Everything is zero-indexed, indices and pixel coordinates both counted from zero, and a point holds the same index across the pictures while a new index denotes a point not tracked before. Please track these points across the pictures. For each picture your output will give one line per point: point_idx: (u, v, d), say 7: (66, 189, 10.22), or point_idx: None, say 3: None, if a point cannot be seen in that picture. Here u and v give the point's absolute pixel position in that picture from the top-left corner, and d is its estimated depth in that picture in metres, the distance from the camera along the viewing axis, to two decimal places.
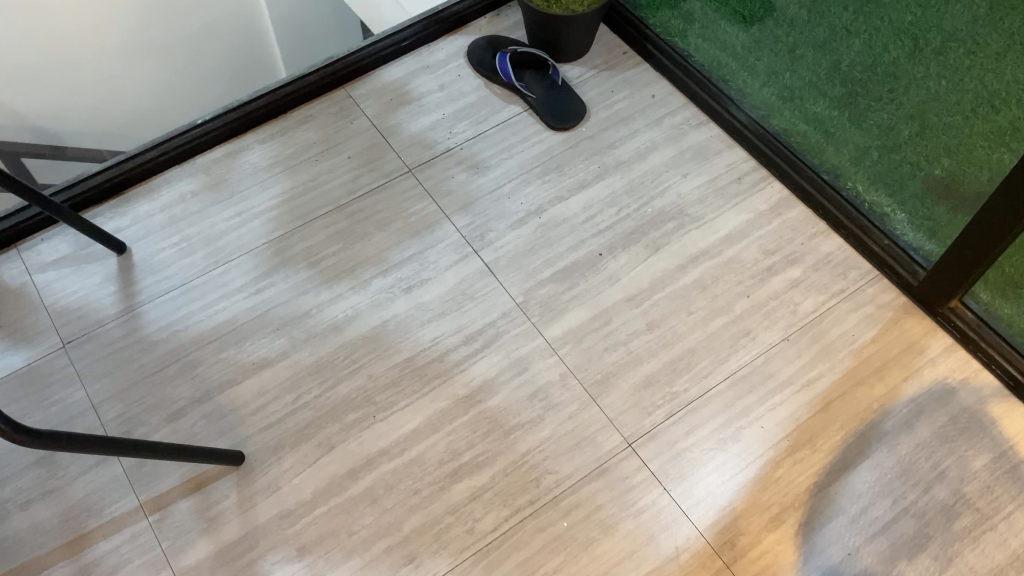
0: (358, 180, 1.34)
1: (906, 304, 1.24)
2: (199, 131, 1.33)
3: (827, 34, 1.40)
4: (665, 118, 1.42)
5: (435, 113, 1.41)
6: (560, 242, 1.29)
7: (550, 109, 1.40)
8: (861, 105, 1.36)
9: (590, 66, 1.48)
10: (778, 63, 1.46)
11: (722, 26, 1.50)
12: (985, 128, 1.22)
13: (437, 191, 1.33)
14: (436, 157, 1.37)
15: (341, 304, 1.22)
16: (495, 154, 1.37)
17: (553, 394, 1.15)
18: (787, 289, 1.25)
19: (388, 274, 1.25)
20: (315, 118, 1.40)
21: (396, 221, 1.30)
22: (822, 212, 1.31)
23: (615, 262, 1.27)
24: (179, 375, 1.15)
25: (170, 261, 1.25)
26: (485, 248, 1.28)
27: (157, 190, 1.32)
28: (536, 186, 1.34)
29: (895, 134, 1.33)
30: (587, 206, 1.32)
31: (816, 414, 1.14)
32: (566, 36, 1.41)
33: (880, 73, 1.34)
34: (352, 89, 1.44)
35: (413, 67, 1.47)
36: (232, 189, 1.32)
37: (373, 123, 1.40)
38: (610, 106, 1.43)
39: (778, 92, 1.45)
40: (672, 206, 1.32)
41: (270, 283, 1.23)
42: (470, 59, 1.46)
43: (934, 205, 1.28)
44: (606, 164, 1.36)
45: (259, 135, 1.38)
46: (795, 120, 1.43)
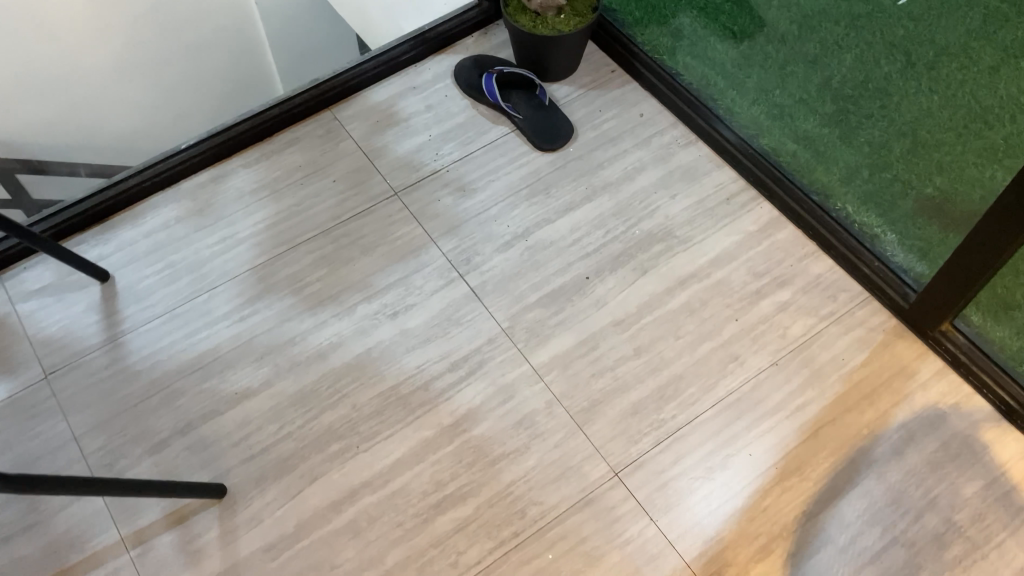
0: (343, 204, 1.33)
1: (897, 327, 1.22)
2: (183, 157, 1.32)
3: (817, 50, 1.50)
4: (654, 137, 1.40)
5: (422, 134, 1.40)
6: (548, 266, 1.27)
7: (537, 129, 1.39)
8: (852, 122, 1.42)
9: (578, 84, 1.47)
10: (769, 82, 1.48)
11: (712, 42, 1.52)
12: (977, 146, 1.36)
13: (423, 214, 1.32)
14: (422, 180, 1.35)
15: (326, 330, 1.21)
16: (482, 176, 1.36)
17: (539, 423, 1.13)
18: (776, 312, 1.23)
19: (373, 300, 1.23)
20: (300, 140, 1.39)
21: (382, 245, 1.29)
22: (811, 232, 1.29)
23: (603, 286, 1.25)
24: (162, 406, 1.14)
25: (153, 289, 1.24)
26: (472, 272, 1.27)
27: (142, 216, 1.30)
28: (524, 208, 1.33)
29: (886, 151, 1.38)
30: (574, 228, 1.31)
31: (804, 441, 1.13)
32: (553, 56, 1.39)
33: (869, 89, 1.45)
34: (337, 111, 1.43)
35: (401, 88, 1.45)
36: (217, 215, 1.31)
37: (359, 146, 1.39)
38: (598, 126, 1.41)
39: (768, 111, 1.44)
40: (660, 227, 1.31)
41: (253, 310, 1.22)
42: (458, 79, 1.45)
43: (925, 226, 1.29)
44: (593, 185, 1.35)
45: (244, 158, 1.37)
46: (784, 139, 1.41)
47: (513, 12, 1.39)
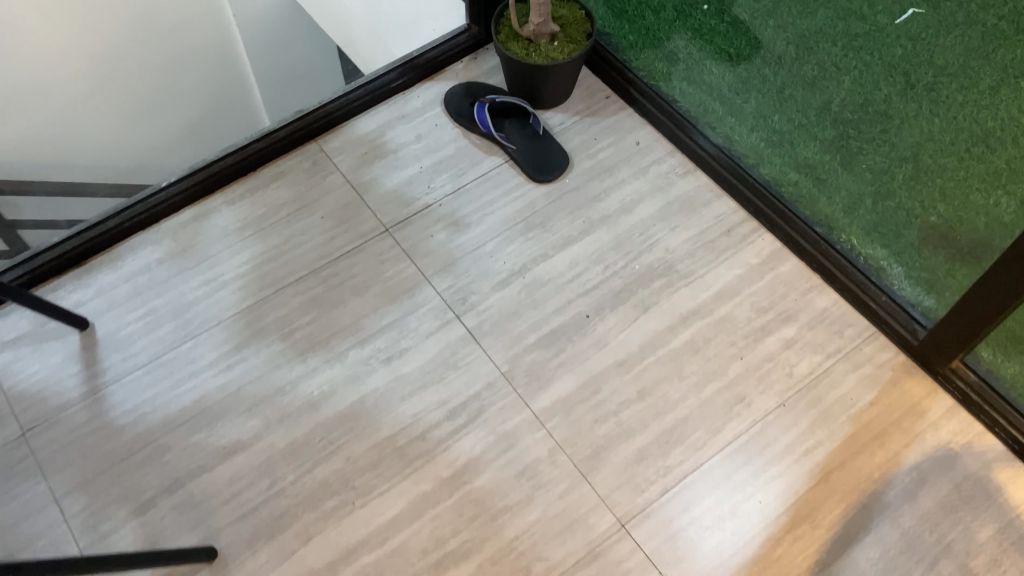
0: (332, 242, 1.28)
1: (905, 363, 1.19)
2: (163, 196, 1.27)
3: (816, 72, 1.43)
4: (651, 166, 1.36)
5: (412, 166, 1.36)
6: (546, 304, 1.23)
7: (531, 160, 1.35)
8: (853, 147, 1.37)
9: (572, 111, 1.42)
10: (767, 107, 1.45)
11: (709, 65, 1.49)
12: (980, 170, 1.25)
13: (416, 251, 1.28)
14: (414, 215, 1.31)
15: (317, 378, 1.16)
16: (475, 210, 1.32)
17: (541, 472, 1.09)
18: (782, 349, 1.20)
19: (366, 344, 1.19)
20: (286, 175, 1.34)
21: (374, 285, 1.24)
22: (815, 265, 1.26)
23: (603, 325, 1.21)
24: (147, 463, 1.09)
25: (134, 337, 1.18)
26: (468, 312, 1.22)
27: (121, 258, 1.25)
28: (520, 244, 1.29)
29: (888, 178, 1.34)
30: (572, 264, 1.27)
31: (815, 486, 1.10)
32: (546, 84, 1.35)
33: (870, 112, 1.37)
34: (324, 143, 1.37)
35: (389, 117, 1.40)
36: (200, 256, 1.25)
37: (347, 179, 1.34)
38: (593, 155, 1.37)
39: (766, 138, 1.43)
40: (660, 262, 1.27)
41: (240, 358, 1.17)
42: (448, 107, 1.40)
43: (930, 256, 1.27)
44: (591, 218, 1.31)
45: (227, 195, 1.32)
46: (785, 168, 1.41)
47: (504, 39, 1.34)
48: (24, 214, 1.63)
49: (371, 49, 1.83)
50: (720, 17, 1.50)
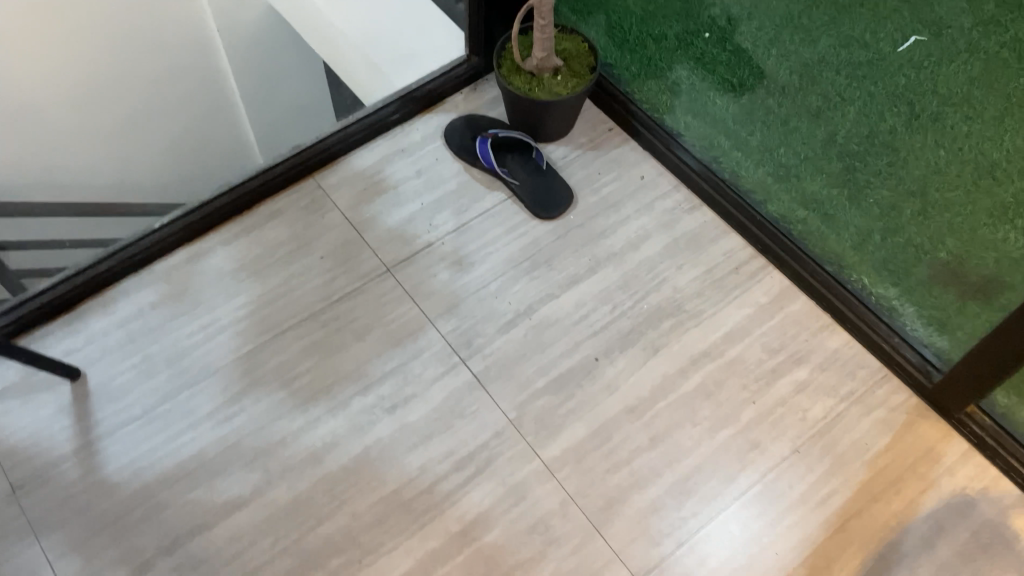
0: (332, 283, 1.24)
1: (919, 406, 1.17)
2: (156, 237, 1.23)
3: (821, 102, 1.45)
4: (656, 202, 1.34)
5: (413, 203, 1.32)
6: (554, 346, 1.20)
7: (535, 196, 1.32)
8: (859, 180, 1.37)
9: (575, 144, 1.40)
10: (774, 138, 1.42)
11: (712, 96, 1.46)
12: (987, 204, 1.31)
13: (418, 292, 1.24)
14: (416, 255, 1.28)
15: (319, 429, 1.12)
16: (479, 249, 1.29)
17: (553, 526, 1.07)
18: (794, 392, 1.17)
19: (370, 392, 1.15)
20: (283, 213, 1.30)
21: (376, 329, 1.21)
22: (826, 305, 1.24)
23: (612, 368, 1.18)
24: (144, 522, 1.05)
25: (128, 387, 1.14)
26: (474, 356, 1.19)
27: (113, 302, 1.21)
28: (525, 283, 1.26)
29: (896, 212, 1.34)
30: (579, 304, 1.24)
31: (831, 536, 1.08)
32: (549, 119, 1.32)
33: (876, 145, 1.40)
34: (321, 178, 1.34)
35: (388, 151, 1.37)
36: (196, 299, 1.21)
37: (346, 217, 1.30)
38: (598, 190, 1.35)
39: (772, 173, 1.40)
40: (668, 301, 1.25)
41: (239, 408, 1.14)
42: (449, 141, 1.37)
43: (941, 292, 1.26)
44: (597, 256, 1.28)
45: (222, 235, 1.27)
46: (793, 204, 1.37)
47: (506, 73, 1.31)
48: (18, 240, 1.59)
49: (373, 85, 1.83)
50: (723, 46, 1.50)
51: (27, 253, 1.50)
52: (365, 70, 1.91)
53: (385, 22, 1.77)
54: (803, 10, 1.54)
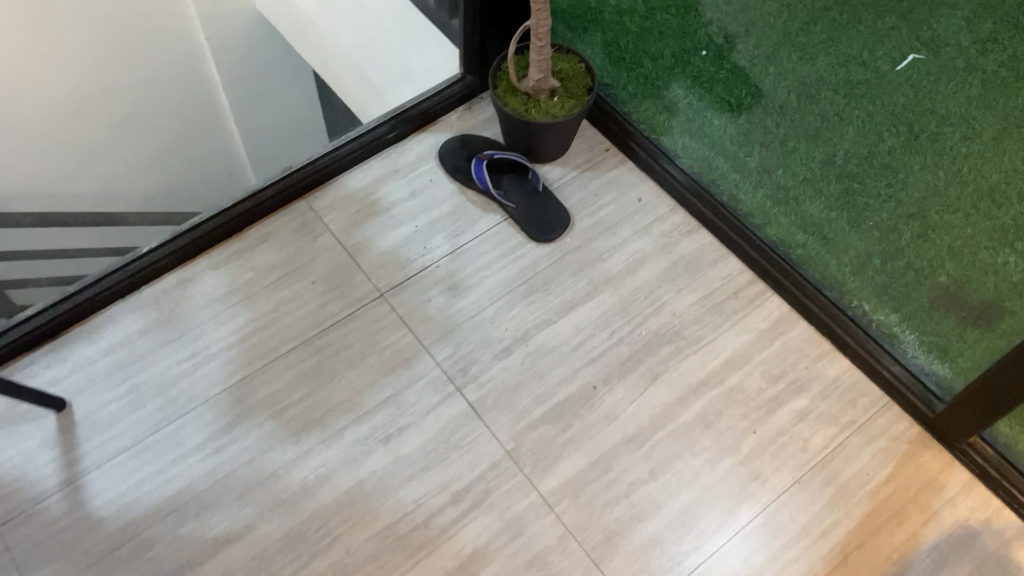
0: (324, 309, 1.21)
1: (921, 435, 1.16)
2: (144, 261, 1.20)
3: (819, 122, 1.43)
4: (654, 224, 1.32)
5: (407, 225, 1.30)
6: (551, 374, 1.18)
7: (531, 219, 1.30)
8: (859, 204, 1.35)
9: (572, 165, 1.37)
10: (772, 160, 1.39)
11: (709, 116, 1.43)
12: (986, 226, 1.34)
13: (413, 318, 1.21)
14: (411, 279, 1.25)
15: (312, 461, 1.10)
16: (474, 272, 1.26)
17: (552, 561, 1.04)
18: (796, 421, 1.16)
19: (364, 422, 1.13)
20: (273, 236, 1.27)
21: (369, 356, 1.18)
22: (826, 331, 1.22)
23: (611, 396, 1.16)
24: (132, 559, 1.02)
25: (116, 418, 1.11)
26: (470, 384, 1.16)
27: (100, 329, 1.18)
28: (521, 308, 1.23)
29: (896, 235, 1.32)
30: (577, 329, 1.22)
31: (833, 569, 1.06)
32: (546, 140, 1.30)
33: (875, 166, 1.39)
34: (313, 201, 1.31)
35: (381, 172, 1.34)
36: (185, 326, 1.19)
37: (338, 240, 1.27)
38: (595, 212, 1.32)
39: (771, 195, 1.35)
40: (667, 326, 1.23)
41: (230, 439, 1.11)
42: (444, 161, 1.34)
43: (941, 320, 1.24)
44: (594, 280, 1.26)
45: (212, 259, 1.25)
46: (793, 228, 1.32)
47: (502, 94, 1.29)
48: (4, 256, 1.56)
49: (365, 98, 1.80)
50: (719, 64, 1.49)
51: (16, 266, 1.48)
52: (357, 83, 1.89)
53: (374, 33, 1.74)
54: (800, 27, 1.55)
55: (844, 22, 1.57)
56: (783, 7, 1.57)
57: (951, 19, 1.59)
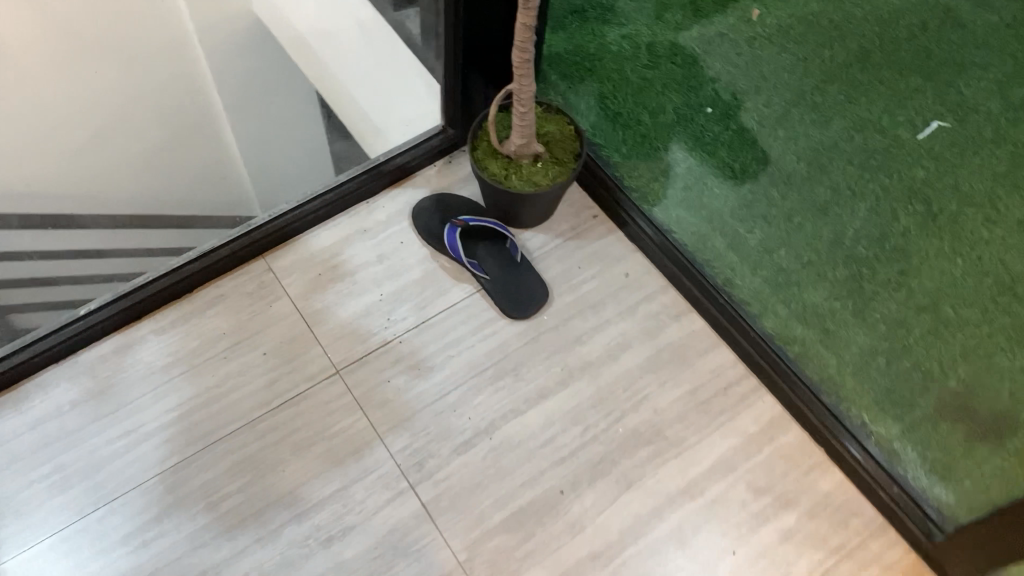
0: (273, 386, 1.11)
1: (916, 565, 1.05)
2: (81, 325, 1.10)
3: (829, 196, 1.32)
4: (640, 304, 1.21)
5: (372, 293, 1.19)
6: (515, 474, 1.08)
7: (507, 294, 1.19)
8: (867, 292, 1.23)
9: (555, 231, 1.26)
10: (775, 237, 1.27)
11: (710, 182, 1.31)
12: (1004, 324, 1.23)
13: (369, 401, 1.11)
14: (370, 355, 1.15)
15: (245, 563, 1.00)
16: (440, 350, 1.16)
17: None
18: (780, 542, 1.05)
19: (304, 521, 1.03)
20: (225, 299, 1.18)
21: (317, 444, 1.08)
22: (820, 439, 1.11)
23: (579, 504, 1.06)
24: None
25: (37, 502, 1.02)
26: (424, 481, 1.06)
27: (28, 399, 1.08)
28: (488, 394, 1.13)
29: (905, 330, 1.21)
30: (547, 423, 1.11)
31: None
32: (527, 209, 1.19)
33: (887, 249, 1.28)
34: (272, 260, 1.21)
35: (349, 231, 1.24)
36: (120, 400, 1.09)
37: (296, 307, 1.18)
38: (576, 287, 1.22)
39: (772, 278, 1.23)
40: (647, 424, 1.12)
41: (157, 533, 1.02)
42: (416, 223, 1.24)
43: (948, 432, 1.13)
44: (570, 365, 1.16)
45: (156, 323, 1.15)
46: (792, 318, 1.20)
47: (481, 156, 1.19)
48: None
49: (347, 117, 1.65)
50: (725, 124, 1.38)
51: None
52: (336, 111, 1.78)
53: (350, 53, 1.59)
54: (815, 86, 1.44)
55: (863, 80, 1.46)
56: (798, 62, 1.46)
57: (980, 82, 1.47)
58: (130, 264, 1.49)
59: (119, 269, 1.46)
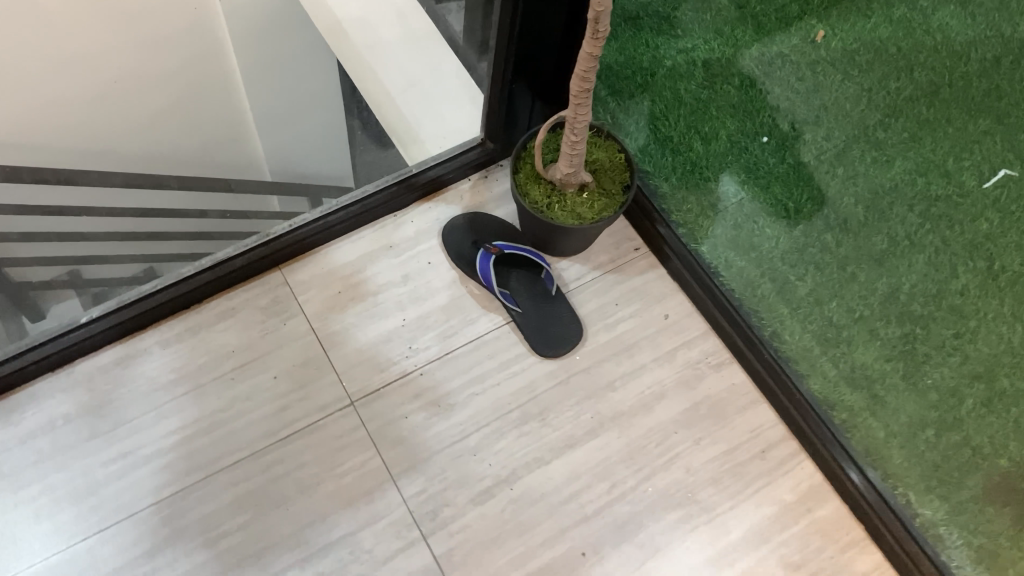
0: (283, 414, 1.04)
1: None
2: (82, 333, 1.03)
3: (886, 244, 1.23)
4: (679, 351, 1.13)
5: (393, 317, 1.11)
6: (535, 530, 1.01)
7: (538, 329, 1.11)
8: (920, 356, 1.15)
9: (593, 261, 1.18)
10: (827, 287, 1.19)
11: (762, 221, 1.23)
12: None
13: (383, 437, 1.04)
14: (388, 386, 1.07)
15: None
16: (463, 387, 1.08)
17: None
18: None
19: (307, 567, 0.96)
20: (237, 313, 1.10)
21: (326, 481, 1.01)
22: (860, 514, 1.04)
23: (600, 568, 0.99)
24: None
25: (25, 525, 0.95)
26: (438, 531, 0.99)
27: (20, 410, 1.01)
28: (512, 439, 1.05)
29: (957, 400, 1.13)
30: (572, 476, 1.04)
31: None
32: (566, 241, 1.11)
33: (943, 308, 1.19)
34: (289, 273, 1.13)
35: (373, 247, 1.16)
36: (118, 418, 1.02)
37: (312, 326, 1.10)
38: (612, 326, 1.13)
39: (820, 334, 1.15)
40: (678, 485, 1.05)
41: (149, 568, 0.95)
42: (446, 243, 1.16)
43: (996, 515, 1.05)
44: (601, 413, 1.08)
45: (161, 334, 1.07)
46: (840, 381, 1.12)
47: (522, 181, 1.10)
48: None
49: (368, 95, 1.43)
50: (781, 156, 1.29)
51: None
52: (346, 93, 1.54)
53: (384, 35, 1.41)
54: (879, 120, 1.35)
55: (930, 117, 1.36)
56: (862, 92, 1.37)
57: None
58: (143, 243, 1.38)
59: (128, 250, 1.36)
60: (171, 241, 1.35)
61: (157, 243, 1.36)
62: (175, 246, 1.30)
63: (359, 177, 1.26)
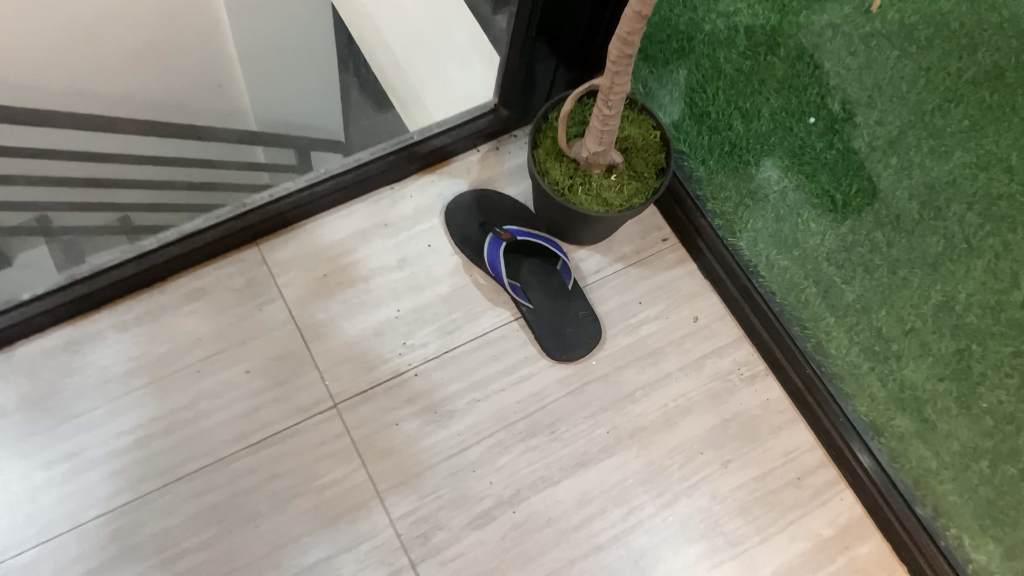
0: (256, 416, 0.90)
1: None
2: (23, 312, 0.88)
3: (941, 246, 1.08)
4: (708, 359, 1.00)
5: (387, 307, 0.97)
6: (540, 561, 0.88)
7: (551, 328, 0.97)
8: (975, 377, 1.01)
9: (616, 253, 1.04)
10: (876, 293, 1.06)
11: (806, 214, 1.10)
12: None
13: (370, 448, 0.90)
14: (378, 388, 0.93)
15: None
16: (463, 392, 0.94)
17: None
18: None
19: None
20: (208, 295, 0.95)
21: (302, 496, 0.88)
22: (906, 555, 0.92)
23: None
24: None
25: None
26: (429, 559, 0.87)
27: None
28: (517, 454, 0.92)
29: (1014, 429, 0.98)
30: (583, 500, 0.91)
31: None
32: (588, 230, 0.97)
33: (1003, 321, 1.04)
34: (268, 250, 0.98)
35: (366, 224, 1.01)
36: (65, 413, 0.88)
37: (292, 314, 0.96)
38: (633, 327, 1.00)
39: (868, 346, 1.03)
40: (704, 515, 0.92)
41: None
42: (450, 224, 1.02)
43: None
44: (618, 428, 0.95)
45: (118, 316, 0.93)
46: (888, 401, 1.01)
47: (541, 158, 0.95)
48: None
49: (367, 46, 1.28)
50: (829, 141, 1.15)
51: None
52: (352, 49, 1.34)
53: None
54: (937, 105, 1.18)
55: (997, 104, 1.19)
56: (920, 72, 1.20)
57: None
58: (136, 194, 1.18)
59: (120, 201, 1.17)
60: (159, 195, 1.16)
61: (146, 195, 1.17)
62: (148, 201, 1.13)
63: (353, 143, 1.11)
